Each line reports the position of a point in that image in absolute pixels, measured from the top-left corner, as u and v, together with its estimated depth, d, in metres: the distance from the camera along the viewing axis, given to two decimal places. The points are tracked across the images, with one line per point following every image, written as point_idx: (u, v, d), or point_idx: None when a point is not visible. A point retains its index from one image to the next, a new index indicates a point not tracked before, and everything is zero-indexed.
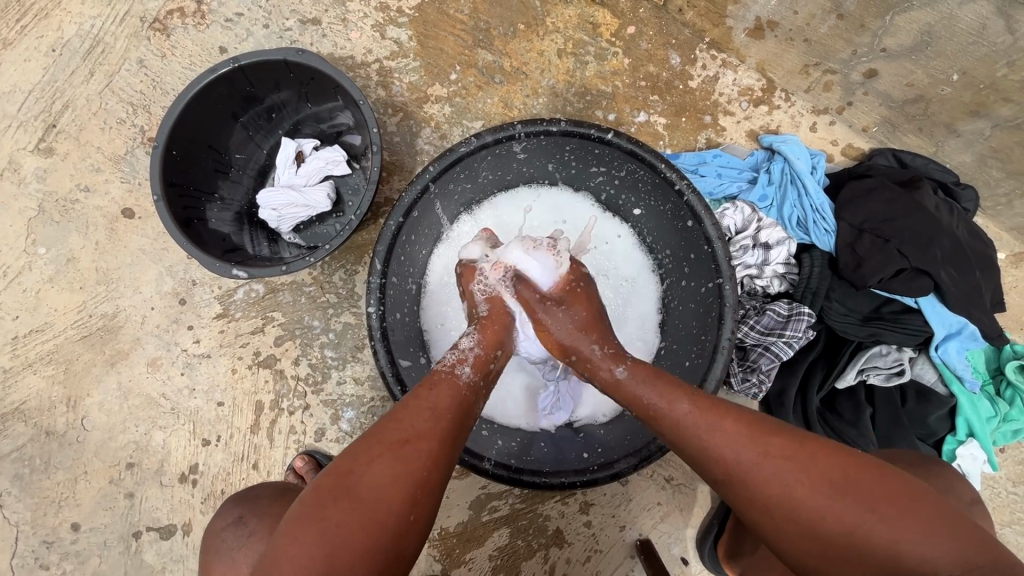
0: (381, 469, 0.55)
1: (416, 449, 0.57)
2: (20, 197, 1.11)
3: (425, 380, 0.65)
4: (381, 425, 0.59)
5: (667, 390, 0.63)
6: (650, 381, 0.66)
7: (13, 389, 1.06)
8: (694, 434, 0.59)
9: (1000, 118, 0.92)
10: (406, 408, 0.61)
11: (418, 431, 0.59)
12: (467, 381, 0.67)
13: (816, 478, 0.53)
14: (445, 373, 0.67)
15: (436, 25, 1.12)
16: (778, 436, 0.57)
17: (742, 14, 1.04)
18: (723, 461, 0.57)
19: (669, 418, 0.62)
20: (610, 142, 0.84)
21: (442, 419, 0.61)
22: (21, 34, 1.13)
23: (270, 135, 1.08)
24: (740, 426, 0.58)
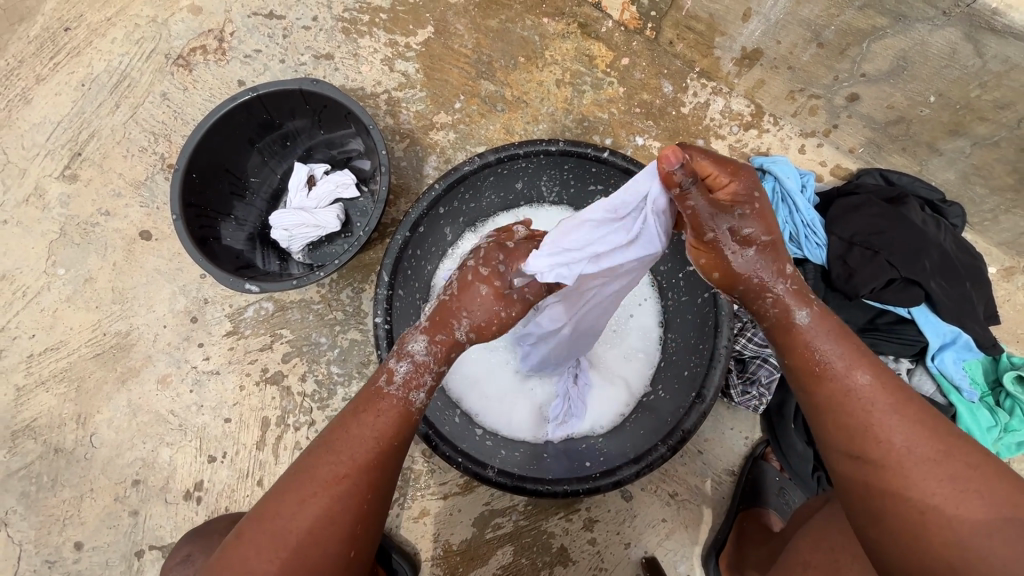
0: (316, 506, 0.60)
1: (348, 486, 0.61)
2: (43, 221, 1.16)
3: (362, 402, 0.65)
4: (314, 458, 0.62)
5: (850, 356, 0.60)
6: (832, 338, 0.61)
7: (26, 406, 1.08)
8: (851, 398, 0.59)
9: (978, 136, 0.96)
10: (340, 437, 0.63)
11: (349, 467, 0.61)
12: (419, 407, 0.66)
13: (974, 487, 0.53)
14: (390, 394, 0.65)
15: (442, 59, 1.19)
16: (940, 431, 0.57)
17: (728, 45, 1.09)
18: (880, 439, 0.57)
19: (841, 379, 0.60)
20: (607, 160, 0.88)
21: (371, 450, 0.62)
22: (53, 70, 1.21)
23: (284, 160, 1.14)
24: (902, 408, 0.58)
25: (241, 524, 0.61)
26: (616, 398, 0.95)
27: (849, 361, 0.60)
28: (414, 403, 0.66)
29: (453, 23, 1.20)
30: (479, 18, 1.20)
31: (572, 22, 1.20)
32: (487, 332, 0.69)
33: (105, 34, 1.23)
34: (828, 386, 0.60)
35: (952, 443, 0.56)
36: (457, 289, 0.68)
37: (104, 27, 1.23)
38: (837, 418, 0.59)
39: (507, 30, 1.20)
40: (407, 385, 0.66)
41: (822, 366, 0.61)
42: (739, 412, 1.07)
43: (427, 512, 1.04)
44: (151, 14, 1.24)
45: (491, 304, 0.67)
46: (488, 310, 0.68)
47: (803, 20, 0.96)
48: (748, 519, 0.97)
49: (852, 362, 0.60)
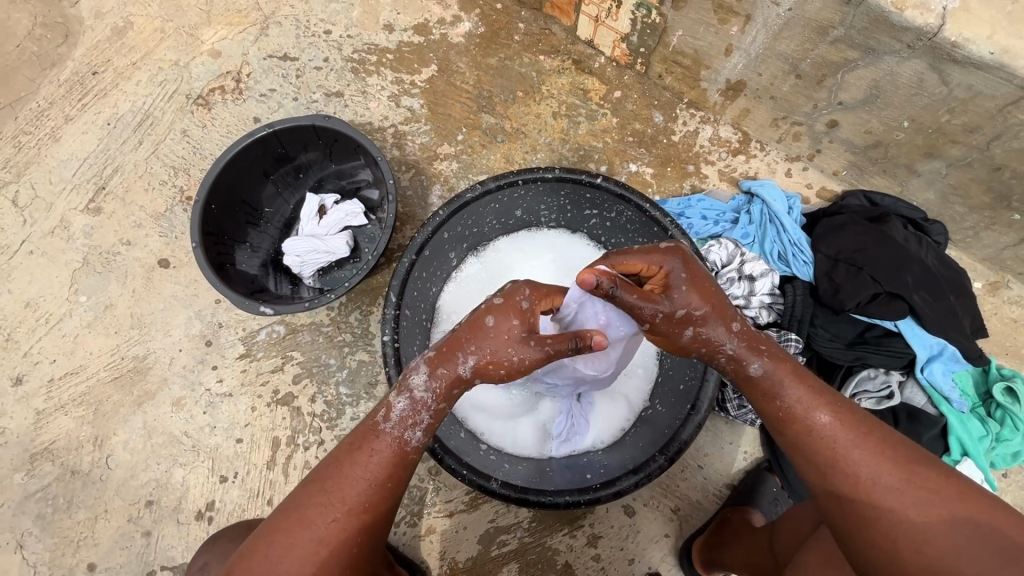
0: (312, 537, 0.61)
1: (342, 521, 0.62)
2: (67, 251, 1.22)
3: (358, 438, 0.66)
4: (309, 492, 0.64)
5: (809, 396, 0.64)
6: (791, 381, 0.65)
7: (45, 429, 1.12)
8: (816, 437, 0.62)
9: (952, 158, 1.01)
10: (335, 473, 0.64)
11: (347, 503, 0.63)
12: (415, 449, 0.66)
13: (937, 511, 0.56)
14: (390, 434, 0.66)
15: (445, 94, 1.27)
16: (901, 459, 0.59)
17: (713, 78, 1.16)
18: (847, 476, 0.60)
19: (805, 420, 0.63)
20: (600, 186, 0.95)
21: (369, 488, 0.64)
22: (81, 110, 1.29)
23: (296, 191, 1.20)
24: (864, 441, 0.61)
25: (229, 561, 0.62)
26: (617, 412, 0.98)
27: (810, 400, 0.63)
28: (412, 445, 0.66)
29: (456, 62, 1.29)
30: (479, 56, 1.29)
31: (567, 59, 1.28)
32: (490, 373, 0.66)
33: (131, 77, 1.32)
34: (796, 426, 0.63)
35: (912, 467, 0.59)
36: (469, 325, 0.66)
37: (130, 70, 1.32)
38: (809, 455, 0.62)
39: (505, 67, 1.28)
40: (403, 423, 0.66)
41: (786, 408, 0.64)
42: (737, 427, 1.09)
43: (433, 530, 1.06)
44: (173, 58, 1.33)
45: (507, 341, 0.65)
46: (501, 346, 0.65)
47: (781, 54, 1.03)
48: (734, 512, 0.98)
49: (813, 400, 0.63)
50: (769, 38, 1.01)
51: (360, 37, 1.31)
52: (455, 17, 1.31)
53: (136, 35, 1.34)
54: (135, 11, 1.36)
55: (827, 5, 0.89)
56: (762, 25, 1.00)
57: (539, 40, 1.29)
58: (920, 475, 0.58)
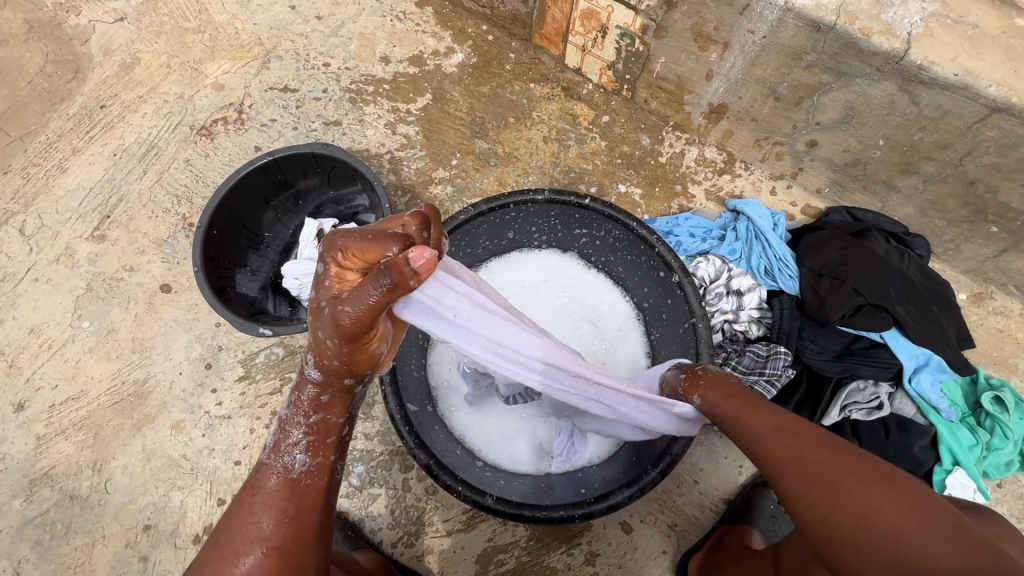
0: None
1: (253, 564, 0.59)
2: (71, 278, 1.24)
3: (248, 480, 0.63)
4: (207, 548, 0.60)
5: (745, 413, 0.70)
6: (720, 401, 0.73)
7: (45, 455, 1.13)
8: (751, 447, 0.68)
9: (927, 174, 1.05)
10: (229, 521, 0.61)
11: (250, 544, 0.59)
12: (300, 471, 0.63)
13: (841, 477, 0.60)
14: (275, 466, 0.62)
15: (440, 121, 1.32)
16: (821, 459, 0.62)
17: (696, 102, 1.21)
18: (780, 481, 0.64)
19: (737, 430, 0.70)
20: (587, 207, 0.97)
21: (271, 524, 0.60)
22: (89, 142, 1.34)
23: (296, 217, 1.24)
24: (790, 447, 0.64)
25: None
26: None
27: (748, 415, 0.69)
28: (297, 470, 0.63)
29: (449, 90, 1.34)
30: (472, 85, 1.34)
31: (556, 86, 1.33)
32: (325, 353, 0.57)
33: (137, 110, 1.37)
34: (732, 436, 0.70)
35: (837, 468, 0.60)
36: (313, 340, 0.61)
37: (136, 104, 1.37)
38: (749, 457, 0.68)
39: (497, 95, 1.33)
40: (280, 452, 0.63)
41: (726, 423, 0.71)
42: (731, 441, 1.10)
43: (431, 551, 1.06)
44: (178, 91, 1.38)
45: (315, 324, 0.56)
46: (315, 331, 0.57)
47: (759, 78, 1.07)
48: (728, 533, 0.99)
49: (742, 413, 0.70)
50: (747, 64, 1.06)
51: (357, 69, 1.37)
52: (448, 48, 1.37)
53: (142, 71, 1.40)
54: (142, 48, 1.42)
55: (799, 32, 0.94)
56: (739, 51, 1.05)
57: (529, 69, 1.34)
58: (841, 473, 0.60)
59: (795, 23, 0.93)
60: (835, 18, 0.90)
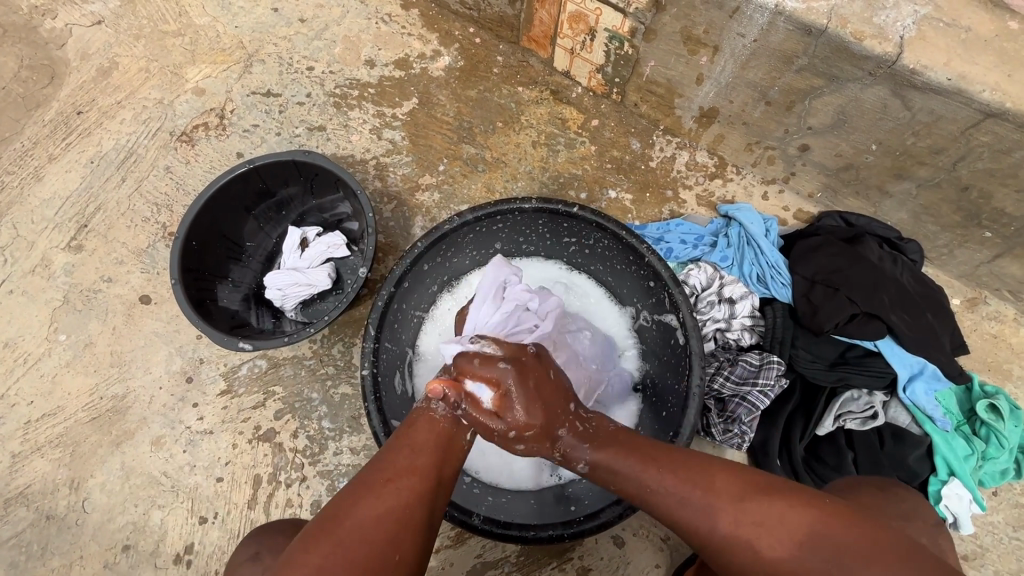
0: (363, 510, 0.59)
1: (408, 484, 0.63)
2: (48, 289, 1.21)
3: (409, 424, 0.70)
4: (360, 475, 0.64)
5: (637, 466, 0.65)
6: (620, 458, 0.67)
7: (20, 473, 1.10)
8: (692, 522, 0.59)
9: (920, 179, 1.04)
10: (387, 451, 0.67)
11: (400, 468, 0.64)
12: (445, 414, 0.71)
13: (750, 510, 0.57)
14: (424, 411, 0.71)
15: (426, 126, 1.29)
16: (755, 496, 0.58)
17: (687, 106, 1.19)
18: (741, 555, 0.56)
19: (646, 496, 0.64)
20: (575, 215, 0.95)
21: (423, 455, 0.66)
22: (65, 149, 1.30)
23: (279, 225, 1.21)
24: (727, 495, 0.59)
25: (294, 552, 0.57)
26: None
27: (637, 466, 0.66)
28: (444, 412, 0.72)
29: (436, 94, 1.31)
30: (459, 89, 1.31)
31: (545, 90, 1.30)
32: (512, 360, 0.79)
33: (115, 116, 1.33)
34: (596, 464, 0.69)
35: (769, 496, 0.57)
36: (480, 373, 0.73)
37: (115, 109, 1.34)
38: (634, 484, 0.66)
39: (485, 99, 1.30)
40: (428, 395, 0.72)
41: (626, 483, 0.66)
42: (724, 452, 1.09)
43: None
44: (158, 96, 1.35)
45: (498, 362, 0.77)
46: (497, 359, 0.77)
47: (750, 82, 1.05)
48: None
49: (657, 469, 0.64)
50: (737, 67, 1.04)
51: (342, 73, 1.34)
52: (435, 51, 1.34)
53: (120, 75, 1.36)
54: (120, 52, 1.38)
55: (790, 36, 0.92)
56: (730, 55, 1.03)
57: (517, 72, 1.32)
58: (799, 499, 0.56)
59: (786, 26, 0.91)
60: (826, 21, 0.88)
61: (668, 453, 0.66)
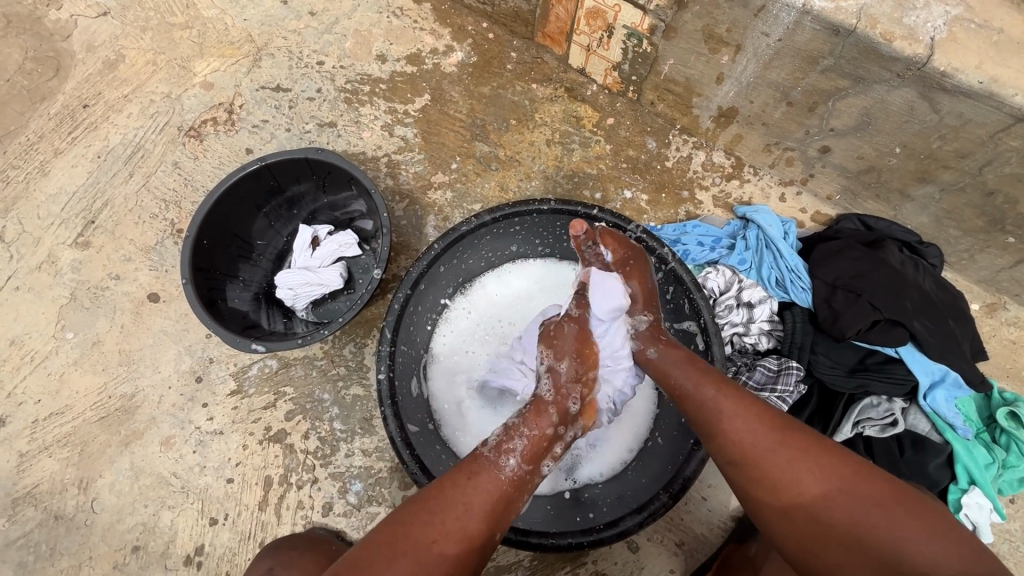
0: (401, 569, 0.60)
1: (454, 553, 0.63)
2: (55, 286, 1.19)
3: (474, 467, 0.69)
4: (411, 512, 0.64)
5: (696, 375, 0.75)
6: (679, 367, 0.77)
7: (28, 473, 1.09)
8: (734, 430, 0.68)
9: (944, 183, 1.02)
10: (441, 497, 0.66)
11: (449, 532, 0.63)
12: (511, 475, 0.70)
13: (806, 459, 0.64)
14: (492, 461, 0.70)
15: (438, 123, 1.27)
16: (802, 433, 0.66)
17: (705, 105, 1.17)
18: (768, 467, 0.65)
19: (694, 398, 0.73)
20: (596, 217, 0.95)
21: (476, 520, 0.65)
22: (71, 144, 1.28)
23: (289, 223, 1.19)
24: (776, 424, 0.67)
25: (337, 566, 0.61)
26: (620, 441, 0.96)
27: (695, 379, 0.74)
28: (507, 473, 0.70)
29: (449, 91, 1.29)
30: (472, 85, 1.29)
31: (559, 87, 1.28)
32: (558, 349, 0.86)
33: (122, 110, 1.31)
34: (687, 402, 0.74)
35: (817, 438, 0.66)
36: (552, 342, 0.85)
37: (122, 103, 1.31)
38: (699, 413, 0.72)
39: (499, 96, 1.28)
40: (498, 448, 0.71)
41: (681, 390, 0.75)
42: None
43: None
44: (165, 90, 1.32)
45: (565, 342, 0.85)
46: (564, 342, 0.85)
47: (772, 82, 1.03)
48: (733, 551, 0.94)
49: (710, 384, 0.73)
50: (760, 67, 1.02)
51: (353, 68, 1.32)
52: (447, 47, 1.32)
53: (127, 68, 1.34)
54: (127, 44, 1.36)
55: (816, 35, 0.90)
56: (752, 54, 1.00)
57: (531, 69, 1.29)
58: (834, 449, 0.64)
59: (813, 26, 0.89)
60: (855, 21, 0.86)
61: (716, 373, 0.75)
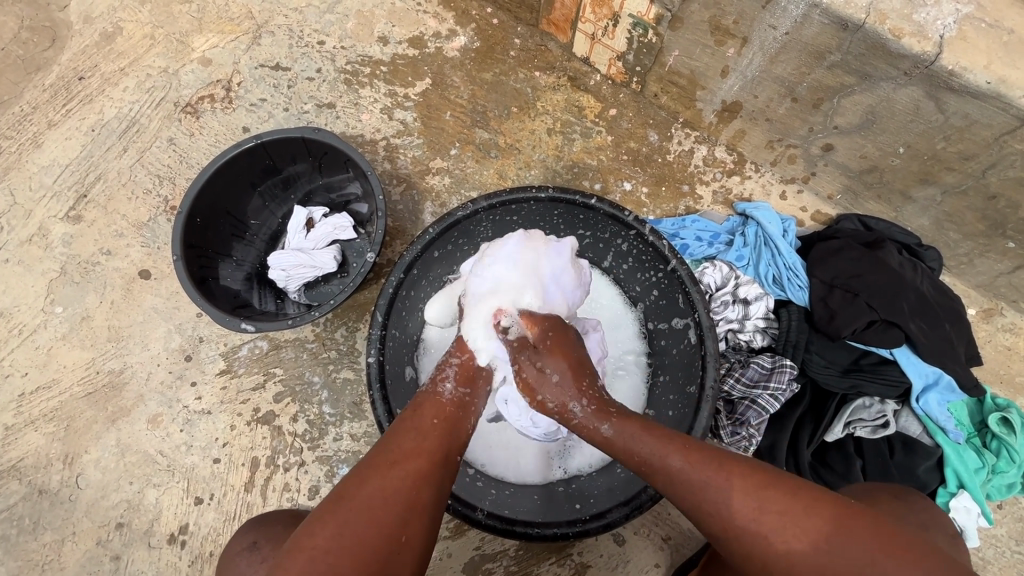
0: (372, 493, 0.59)
1: (412, 468, 0.62)
2: (45, 260, 1.18)
3: (420, 401, 0.72)
4: (372, 448, 0.65)
5: (658, 444, 0.66)
6: (638, 434, 0.67)
7: (12, 447, 1.08)
8: (712, 507, 0.60)
9: (947, 185, 1.01)
10: (394, 432, 0.67)
11: (406, 452, 0.64)
12: (449, 397, 0.73)
13: (792, 531, 0.56)
14: (430, 393, 0.73)
15: (438, 108, 1.25)
16: (774, 490, 0.59)
17: (709, 99, 1.15)
18: (747, 542, 0.58)
19: (663, 472, 0.64)
20: (593, 207, 0.93)
21: (429, 438, 0.66)
22: (65, 116, 1.26)
23: (284, 204, 1.18)
24: (746, 497, 0.58)
25: (310, 514, 0.60)
26: None
27: (676, 462, 0.63)
28: (446, 396, 0.73)
29: (450, 76, 1.27)
30: (474, 71, 1.27)
31: (563, 76, 1.26)
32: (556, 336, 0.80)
33: (118, 83, 1.29)
34: (657, 479, 0.65)
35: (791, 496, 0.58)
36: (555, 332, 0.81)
37: (118, 77, 1.29)
38: (674, 499, 0.63)
39: (501, 82, 1.26)
40: (434, 381, 0.75)
41: (645, 464, 0.66)
42: None
43: None
44: (162, 65, 1.30)
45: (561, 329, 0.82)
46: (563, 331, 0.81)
47: (778, 77, 1.02)
48: None
49: (674, 453, 0.64)
50: (766, 61, 1.00)
51: (354, 48, 1.30)
52: (450, 31, 1.30)
53: (124, 41, 1.32)
54: (125, 16, 1.34)
55: (825, 30, 0.89)
56: (759, 48, 0.99)
57: (534, 56, 1.28)
58: (838, 545, 0.54)
59: (822, 19, 0.88)
60: (864, 16, 0.85)
61: (702, 516, 0.61)
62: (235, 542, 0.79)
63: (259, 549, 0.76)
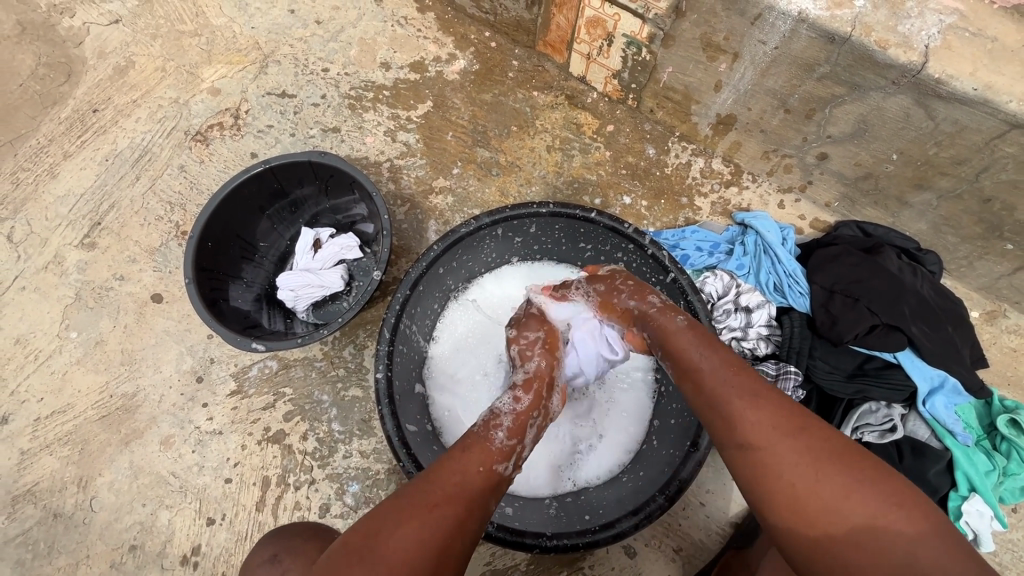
0: (410, 532, 0.59)
1: (451, 515, 0.62)
2: (60, 286, 1.21)
3: (467, 442, 0.71)
4: (414, 485, 0.64)
5: (716, 358, 0.70)
6: (698, 345, 0.72)
7: (28, 471, 1.09)
8: (741, 418, 0.64)
9: (942, 189, 1.02)
10: (435, 471, 0.67)
11: (448, 495, 0.64)
12: (499, 446, 0.72)
13: (815, 462, 0.59)
14: (480, 434, 0.73)
15: (440, 129, 1.29)
16: (813, 429, 0.61)
17: (704, 113, 1.18)
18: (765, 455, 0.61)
19: (699, 380, 0.69)
20: (594, 220, 0.95)
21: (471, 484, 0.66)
22: (80, 147, 1.31)
23: (291, 225, 1.21)
24: (782, 415, 0.62)
25: (341, 543, 0.60)
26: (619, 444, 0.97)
27: (725, 377, 0.68)
28: (495, 443, 0.72)
29: (451, 98, 1.31)
30: (474, 92, 1.31)
31: (560, 94, 1.30)
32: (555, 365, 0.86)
33: (130, 114, 1.33)
34: (688, 380, 0.71)
35: (825, 435, 0.61)
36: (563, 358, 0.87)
37: (130, 108, 1.34)
38: (709, 410, 0.67)
39: (500, 103, 1.30)
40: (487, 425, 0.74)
41: (690, 367, 0.71)
42: None
43: None
44: (173, 96, 1.35)
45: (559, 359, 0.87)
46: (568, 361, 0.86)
47: (770, 89, 1.05)
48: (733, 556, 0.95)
49: (726, 368, 0.69)
50: (757, 74, 1.03)
51: (357, 74, 1.34)
52: (450, 55, 1.34)
53: (137, 74, 1.37)
54: (137, 51, 1.39)
55: (812, 43, 0.92)
56: (750, 62, 1.02)
57: (532, 77, 1.31)
58: (858, 486, 0.57)
59: (809, 33, 0.90)
60: (849, 29, 0.87)
61: (734, 422, 0.64)
62: (255, 554, 0.80)
63: (280, 563, 0.76)
